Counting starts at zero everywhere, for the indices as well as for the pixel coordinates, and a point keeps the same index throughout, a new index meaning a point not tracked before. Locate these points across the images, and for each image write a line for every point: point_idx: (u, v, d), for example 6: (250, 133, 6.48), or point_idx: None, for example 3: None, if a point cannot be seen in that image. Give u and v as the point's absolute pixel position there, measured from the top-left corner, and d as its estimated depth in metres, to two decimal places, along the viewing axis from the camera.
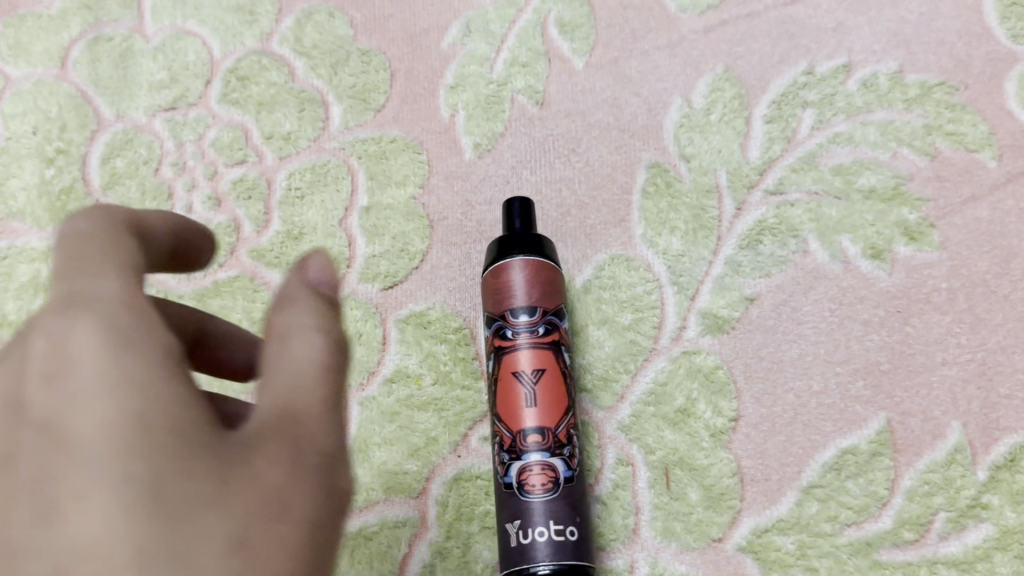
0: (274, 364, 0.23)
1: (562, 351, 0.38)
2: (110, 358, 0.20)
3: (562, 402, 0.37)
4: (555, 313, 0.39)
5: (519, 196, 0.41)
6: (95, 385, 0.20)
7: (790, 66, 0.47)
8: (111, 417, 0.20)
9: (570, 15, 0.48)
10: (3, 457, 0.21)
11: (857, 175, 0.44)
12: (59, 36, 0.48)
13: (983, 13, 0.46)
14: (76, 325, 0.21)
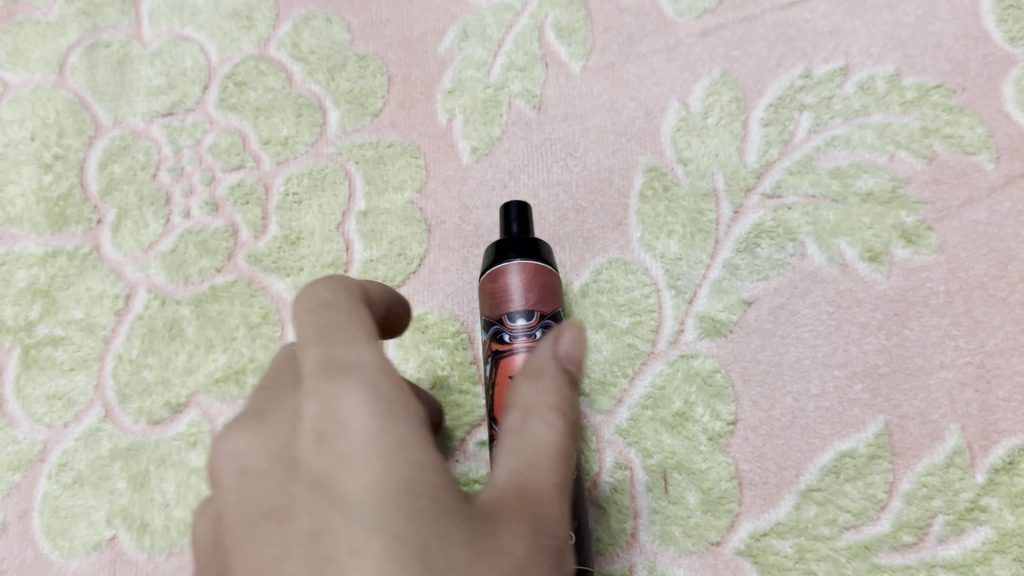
0: (510, 440, 0.25)
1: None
2: (379, 427, 0.23)
3: None
4: (553, 317, 0.38)
5: (516, 200, 0.41)
6: (366, 450, 0.23)
7: (787, 69, 0.47)
8: (381, 480, 0.22)
9: (567, 19, 0.48)
10: (278, 508, 0.23)
11: (854, 178, 0.44)
12: (57, 42, 0.48)
13: (979, 15, 0.46)
14: (344, 393, 0.24)
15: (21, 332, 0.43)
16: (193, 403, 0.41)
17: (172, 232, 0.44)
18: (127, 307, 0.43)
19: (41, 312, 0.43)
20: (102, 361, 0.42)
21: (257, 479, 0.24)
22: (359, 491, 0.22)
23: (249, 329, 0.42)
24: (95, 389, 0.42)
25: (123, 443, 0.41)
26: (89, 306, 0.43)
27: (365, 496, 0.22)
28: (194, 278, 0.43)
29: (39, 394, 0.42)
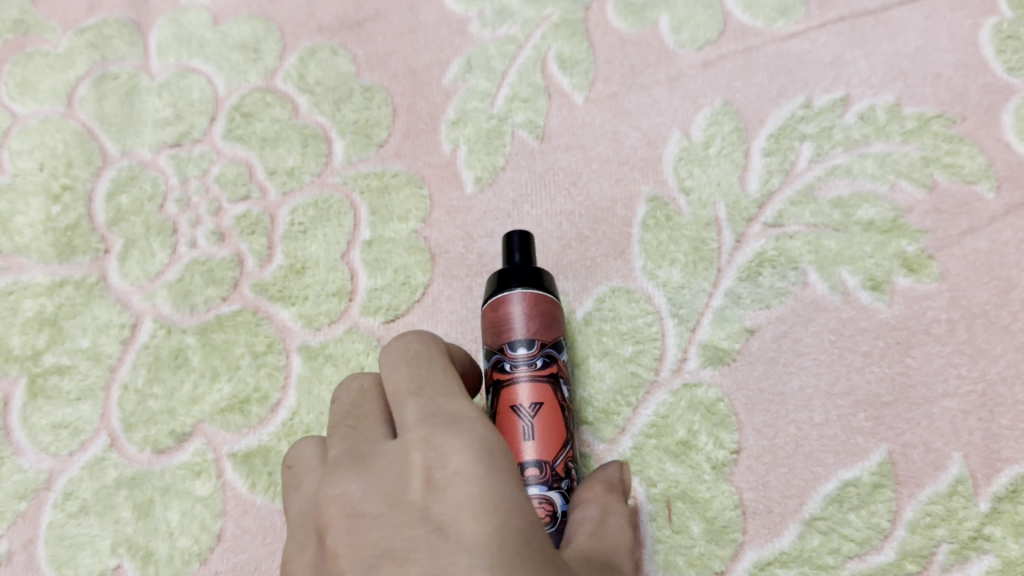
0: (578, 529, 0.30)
1: (559, 383, 0.38)
2: (491, 480, 0.25)
3: (560, 436, 0.37)
4: (553, 346, 0.38)
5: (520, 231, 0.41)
6: (479, 504, 0.24)
7: (788, 100, 0.47)
8: (502, 531, 0.24)
9: (570, 51, 0.49)
10: (394, 550, 0.24)
11: (855, 207, 0.44)
12: (66, 74, 0.49)
13: (978, 45, 0.47)
14: (456, 442, 0.25)
15: (28, 362, 0.43)
16: (197, 432, 0.41)
17: (179, 261, 0.44)
18: (133, 336, 0.43)
19: (47, 342, 0.43)
20: (108, 390, 0.42)
21: (365, 521, 0.25)
22: (481, 540, 0.24)
23: (254, 358, 0.43)
24: (101, 418, 0.42)
25: (128, 472, 0.41)
26: (95, 335, 0.43)
27: (487, 544, 0.23)
28: (200, 307, 0.44)
29: (45, 423, 0.42)
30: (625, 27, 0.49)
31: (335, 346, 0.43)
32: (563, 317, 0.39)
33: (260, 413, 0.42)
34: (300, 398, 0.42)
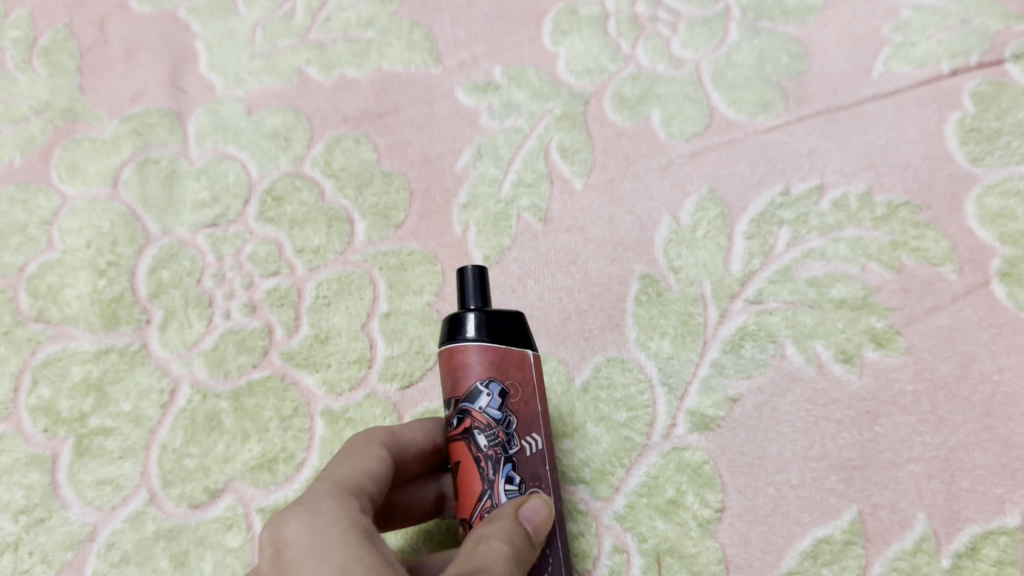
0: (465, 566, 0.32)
1: (476, 435, 0.38)
2: (320, 537, 0.31)
3: (471, 490, 0.38)
4: (466, 399, 0.38)
5: (475, 265, 0.39)
6: (311, 557, 0.31)
7: (768, 187, 0.52)
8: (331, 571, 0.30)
9: (570, 141, 0.54)
10: None
11: (829, 286, 0.49)
12: (112, 158, 0.54)
13: (943, 138, 0.52)
14: (289, 515, 0.32)
15: (75, 423, 0.47)
16: (229, 488, 0.45)
17: (214, 331, 0.49)
18: (171, 400, 0.47)
19: (93, 404, 0.47)
20: (148, 450, 0.46)
21: None
22: None
23: (281, 420, 0.47)
24: (141, 475, 0.46)
25: (165, 525, 0.45)
26: (137, 399, 0.47)
27: None
28: (233, 373, 0.48)
29: (90, 479, 0.46)
30: (620, 119, 0.54)
31: (355, 410, 0.47)
32: (484, 358, 0.38)
33: (287, 471, 0.46)
34: (323, 458, 0.46)
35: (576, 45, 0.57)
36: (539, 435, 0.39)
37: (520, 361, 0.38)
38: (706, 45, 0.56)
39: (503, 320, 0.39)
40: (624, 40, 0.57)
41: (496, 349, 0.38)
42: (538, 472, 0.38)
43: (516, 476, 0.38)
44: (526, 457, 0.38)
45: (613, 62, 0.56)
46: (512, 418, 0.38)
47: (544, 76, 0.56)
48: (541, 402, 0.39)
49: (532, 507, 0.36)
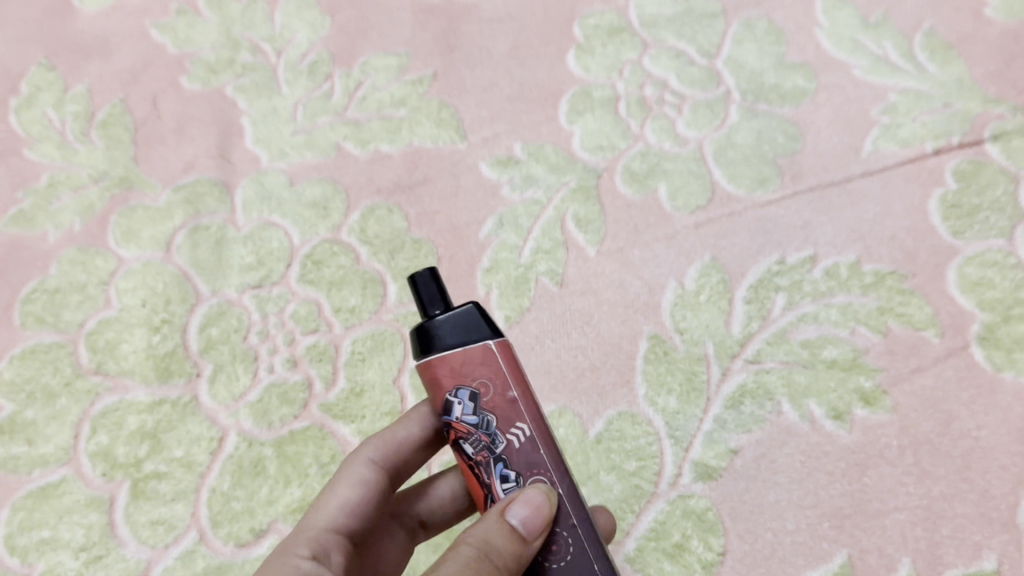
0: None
1: (461, 444, 0.35)
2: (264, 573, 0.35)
3: (479, 497, 0.36)
4: (442, 411, 0.35)
5: (427, 270, 0.37)
6: None
7: (765, 256, 0.57)
8: None
9: (585, 212, 0.59)
10: None
11: (822, 348, 0.53)
12: (165, 224, 0.59)
13: (927, 213, 0.57)
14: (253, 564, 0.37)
15: (131, 468, 0.51)
16: (272, 529, 0.50)
17: (259, 384, 0.53)
18: (219, 447, 0.52)
19: (148, 451, 0.52)
20: (198, 492, 0.51)
21: None
22: None
23: (320, 467, 0.51)
24: (192, 516, 0.50)
25: (214, 562, 0.49)
26: (188, 446, 0.52)
27: None
28: (276, 423, 0.52)
29: (145, 520, 0.50)
30: (630, 193, 0.60)
31: None
32: (447, 366, 0.35)
33: None
34: None
35: (589, 124, 0.62)
36: (525, 423, 0.34)
37: (482, 355, 0.34)
38: (708, 125, 0.62)
39: (460, 319, 0.35)
40: (633, 119, 0.62)
41: (455, 355, 0.35)
42: (537, 460, 0.34)
43: (511, 473, 0.34)
44: (516, 449, 0.34)
45: (623, 140, 0.62)
46: (489, 418, 0.34)
47: (561, 152, 0.61)
48: (522, 389, 0.35)
49: (524, 504, 0.33)
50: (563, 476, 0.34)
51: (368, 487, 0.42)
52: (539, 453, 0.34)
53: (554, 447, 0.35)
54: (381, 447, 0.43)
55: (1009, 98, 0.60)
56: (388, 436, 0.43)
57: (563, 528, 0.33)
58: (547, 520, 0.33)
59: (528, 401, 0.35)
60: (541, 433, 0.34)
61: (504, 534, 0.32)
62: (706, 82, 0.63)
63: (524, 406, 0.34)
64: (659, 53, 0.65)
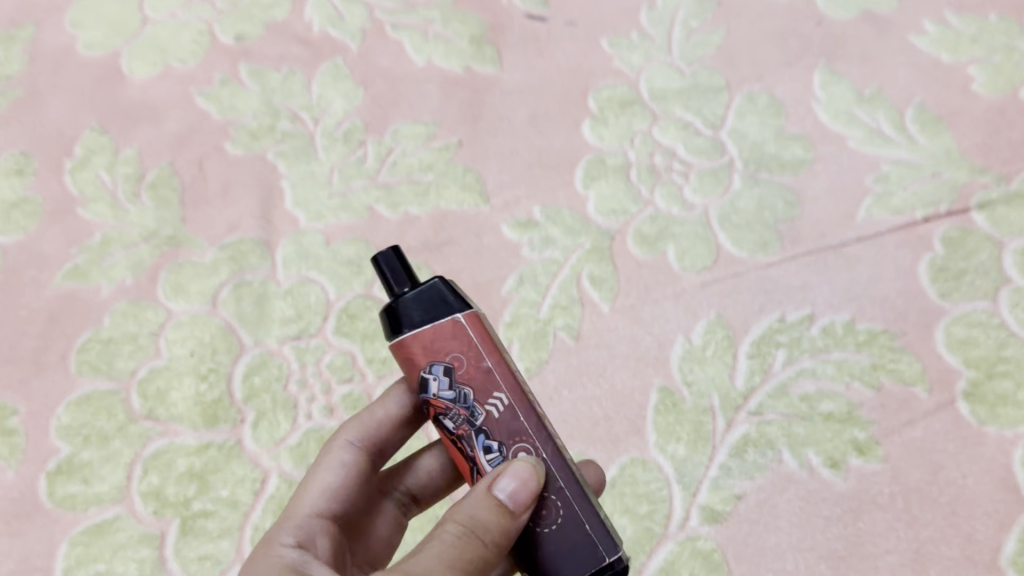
0: (427, 547, 0.37)
1: (442, 420, 0.39)
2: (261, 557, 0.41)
3: (465, 467, 0.40)
4: (419, 388, 0.39)
5: (388, 250, 0.41)
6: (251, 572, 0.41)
7: (767, 314, 0.61)
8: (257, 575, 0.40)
9: (599, 271, 0.64)
10: None
11: (819, 401, 0.58)
12: (211, 279, 0.63)
13: (916, 275, 0.61)
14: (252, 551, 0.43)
15: (180, 507, 0.55)
16: None
17: (298, 429, 0.58)
18: (262, 487, 0.56)
19: (195, 491, 0.56)
20: (242, 530, 0.55)
21: None
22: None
23: None
24: (236, 551, 0.54)
25: None
26: (233, 487, 0.56)
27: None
28: None
29: (193, 555, 0.54)
30: (641, 253, 0.64)
31: None
32: (421, 345, 0.39)
33: None
34: None
35: (603, 189, 0.67)
36: (502, 392, 0.39)
37: (454, 330, 0.39)
38: (713, 192, 0.66)
39: (427, 298, 0.39)
40: (644, 186, 0.67)
41: (426, 333, 0.39)
42: (516, 426, 0.39)
43: (494, 442, 0.39)
44: (495, 419, 0.38)
45: (634, 204, 0.66)
46: (465, 390, 0.39)
47: (577, 215, 0.66)
48: (493, 358, 0.39)
49: (511, 478, 0.37)
50: (542, 437, 0.39)
51: (348, 469, 0.48)
52: (519, 418, 0.39)
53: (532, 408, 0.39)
54: (358, 429, 0.49)
55: (994, 169, 0.65)
56: (366, 419, 0.49)
57: (552, 492, 0.38)
58: (535, 494, 0.37)
59: (501, 368, 0.39)
60: (517, 400, 0.39)
61: (491, 508, 0.37)
62: (711, 151, 0.68)
63: (497, 374, 0.39)
64: (668, 124, 0.70)
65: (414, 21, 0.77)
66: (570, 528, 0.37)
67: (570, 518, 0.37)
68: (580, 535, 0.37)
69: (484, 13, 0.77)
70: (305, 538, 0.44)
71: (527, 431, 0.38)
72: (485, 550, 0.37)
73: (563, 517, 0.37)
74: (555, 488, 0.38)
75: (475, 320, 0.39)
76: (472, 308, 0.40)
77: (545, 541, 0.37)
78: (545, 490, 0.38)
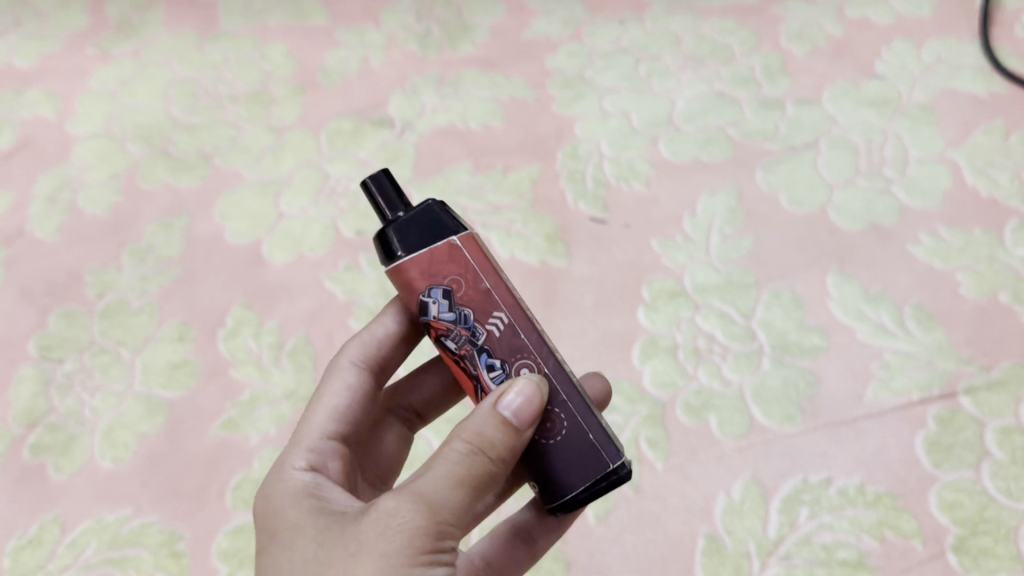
0: (436, 461, 0.46)
1: (445, 339, 0.52)
2: (285, 494, 0.52)
3: (467, 379, 0.53)
4: (420, 310, 0.51)
5: (381, 184, 0.53)
6: (280, 506, 0.52)
7: (792, 476, 0.75)
8: (286, 513, 0.50)
9: (654, 435, 0.78)
10: (270, 543, 0.49)
11: (836, 550, 0.71)
12: None
13: (914, 447, 0.75)
14: (274, 488, 0.54)
15: None
16: None
17: None
18: None
19: None
20: None
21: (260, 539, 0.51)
22: (279, 516, 0.51)
23: None
24: None
25: None
26: None
27: (280, 522, 0.50)
28: None
29: None
30: (687, 421, 0.79)
31: None
32: (419, 274, 0.50)
33: None
34: None
35: (655, 365, 0.83)
36: (499, 314, 0.51)
37: (450, 253, 0.50)
38: (747, 371, 0.81)
39: (416, 219, 0.51)
40: (689, 364, 0.82)
41: (423, 259, 0.50)
42: (511, 341, 0.51)
43: (498, 360, 0.51)
44: (496, 333, 0.51)
45: (682, 378, 0.81)
46: (466, 312, 0.51)
47: (635, 386, 0.81)
48: (488, 280, 0.51)
49: (518, 397, 0.47)
50: (542, 356, 0.51)
51: (352, 389, 0.63)
52: (518, 337, 0.51)
53: (531, 329, 0.51)
54: (361, 349, 0.64)
55: (978, 360, 0.79)
56: (368, 339, 0.65)
57: (558, 406, 0.50)
58: (534, 409, 0.47)
59: (496, 291, 0.51)
60: (514, 320, 0.51)
61: (497, 426, 0.47)
62: (745, 337, 0.83)
63: (495, 295, 0.51)
64: (709, 313, 0.85)
65: (500, 221, 0.95)
66: (575, 435, 0.50)
67: (577, 433, 0.50)
68: (584, 439, 0.50)
69: (556, 216, 0.95)
70: (316, 459, 0.57)
71: (526, 347, 0.51)
72: (492, 461, 0.47)
73: (568, 428, 0.50)
74: (562, 405, 0.50)
75: (467, 243, 0.51)
76: (463, 229, 0.51)
77: (557, 450, 0.50)
78: (554, 408, 0.50)
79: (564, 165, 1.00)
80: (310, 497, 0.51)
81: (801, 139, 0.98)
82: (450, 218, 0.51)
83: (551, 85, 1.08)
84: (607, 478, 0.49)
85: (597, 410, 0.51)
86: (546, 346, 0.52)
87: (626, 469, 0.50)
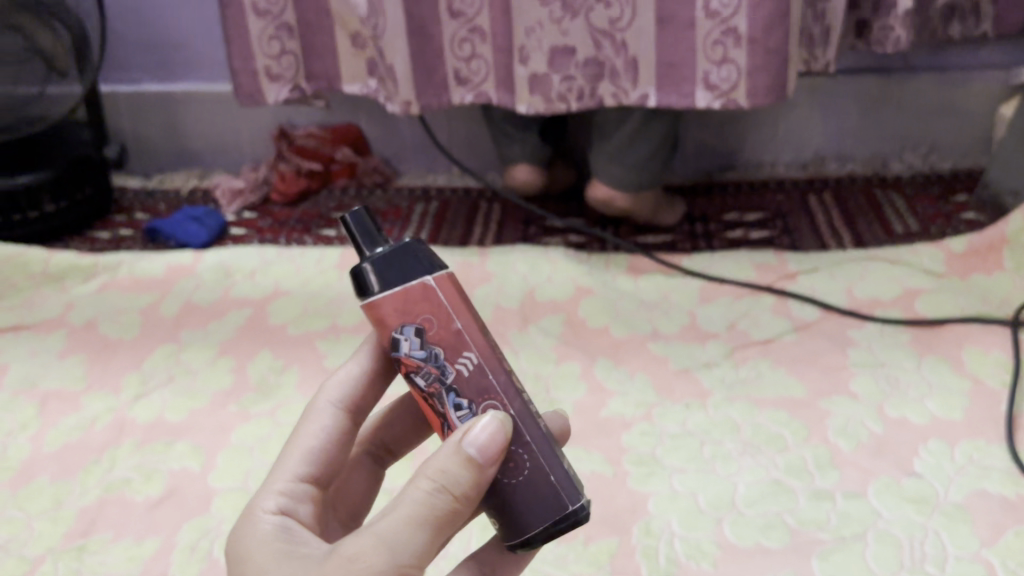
0: (407, 499, 0.63)
1: (415, 376, 0.70)
2: (256, 538, 0.68)
3: (431, 412, 0.71)
4: (392, 348, 0.70)
5: (356, 218, 0.71)
6: (252, 548, 0.67)
7: None
8: (258, 555, 0.66)
9: None
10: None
11: None
12: None
13: None
14: (246, 530, 0.69)
15: None
16: None
17: None
18: None
19: None
20: None
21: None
22: (252, 555, 0.66)
23: None
24: None
25: None
26: None
27: (254, 563, 0.65)
28: None
29: None
30: None
31: None
32: (390, 320, 0.69)
33: None
34: None
35: None
36: (466, 356, 0.69)
37: (424, 295, 0.68)
38: None
39: (389, 265, 0.69)
40: None
41: (400, 300, 0.68)
42: (471, 380, 0.69)
43: (465, 400, 0.69)
44: (464, 369, 0.69)
45: None
46: (437, 351, 0.69)
47: None
48: (457, 324, 0.69)
49: (484, 432, 0.65)
50: (506, 399, 0.70)
51: (326, 428, 0.78)
52: (484, 377, 0.69)
53: (495, 371, 0.70)
54: (338, 394, 0.80)
55: None
56: (346, 379, 0.80)
57: (521, 449, 0.69)
58: (493, 449, 0.64)
59: (464, 333, 0.69)
60: (481, 362, 0.69)
61: (461, 468, 0.63)
62: None
63: (464, 336, 0.69)
64: None
65: None
66: (537, 475, 0.69)
67: (542, 475, 0.69)
68: (546, 479, 0.69)
69: None
70: (287, 504, 0.72)
71: (492, 390, 0.69)
72: (450, 495, 0.63)
73: (530, 469, 0.69)
74: (525, 447, 0.69)
75: (439, 286, 0.69)
76: (436, 275, 0.69)
77: (522, 486, 0.69)
78: (519, 450, 0.69)
79: (639, 539, 1.12)
80: (277, 541, 0.67)
81: (851, 530, 1.11)
82: (424, 265, 0.69)
83: (626, 460, 1.24)
84: (568, 517, 0.69)
85: (554, 448, 0.71)
86: (510, 387, 0.70)
87: (584, 511, 0.69)
